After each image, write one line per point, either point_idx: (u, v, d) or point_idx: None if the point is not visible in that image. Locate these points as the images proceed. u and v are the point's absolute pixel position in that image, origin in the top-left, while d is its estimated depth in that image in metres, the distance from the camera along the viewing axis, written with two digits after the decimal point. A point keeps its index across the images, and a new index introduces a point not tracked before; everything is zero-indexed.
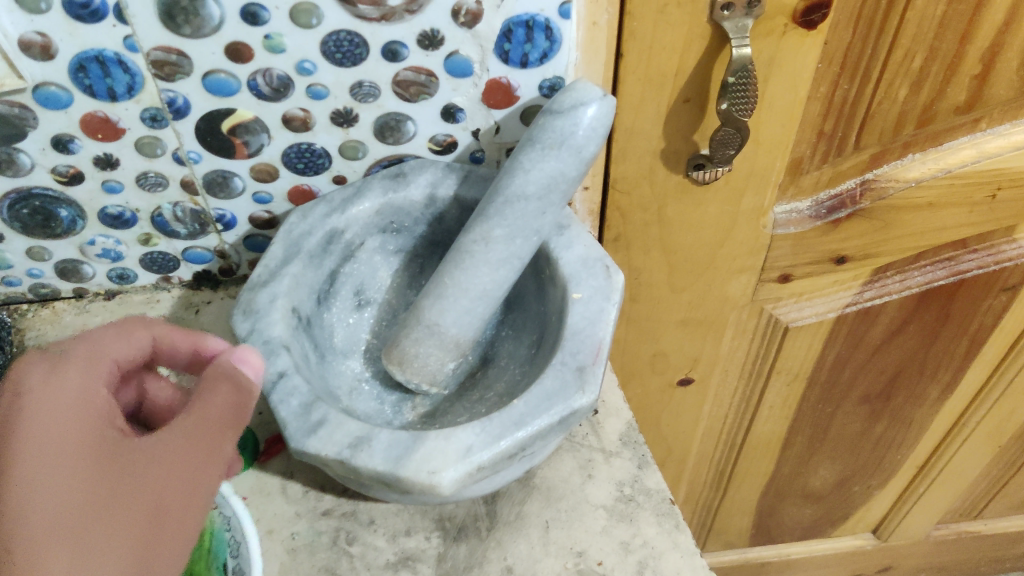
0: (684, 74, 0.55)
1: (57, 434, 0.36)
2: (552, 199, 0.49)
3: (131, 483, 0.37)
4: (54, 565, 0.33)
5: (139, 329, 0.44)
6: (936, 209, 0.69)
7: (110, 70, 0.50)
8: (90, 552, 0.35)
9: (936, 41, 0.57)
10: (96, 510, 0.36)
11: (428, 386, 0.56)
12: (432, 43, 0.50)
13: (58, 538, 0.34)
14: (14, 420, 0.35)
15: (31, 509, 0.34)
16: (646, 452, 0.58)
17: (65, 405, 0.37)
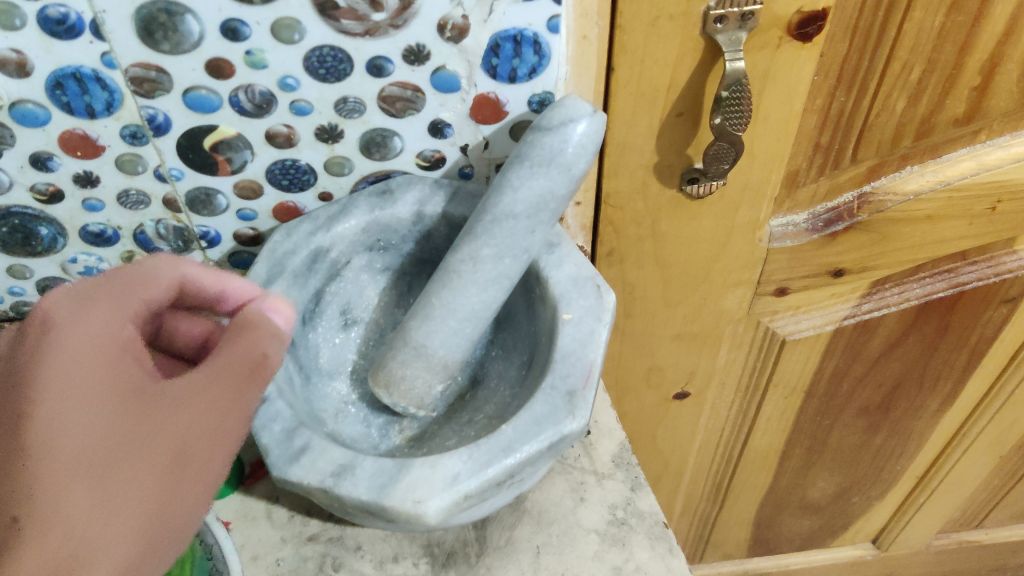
0: (677, 87, 0.53)
1: (75, 379, 0.37)
2: (541, 217, 0.48)
3: (158, 424, 0.39)
4: (76, 500, 0.35)
5: (163, 272, 0.44)
6: (935, 221, 0.68)
7: (88, 87, 0.49)
8: (110, 491, 0.37)
9: (934, 53, 0.55)
10: (116, 450, 0.38)
11: (416, 408, 0.55)
12: (418, 58, 0.49)
13: (80, 476, 0.36)
14: (49, 348, 0.38)
15: (49, 449, 0.35)
16: (640, 474, 0.57)
17: (84, 343, 0.39)
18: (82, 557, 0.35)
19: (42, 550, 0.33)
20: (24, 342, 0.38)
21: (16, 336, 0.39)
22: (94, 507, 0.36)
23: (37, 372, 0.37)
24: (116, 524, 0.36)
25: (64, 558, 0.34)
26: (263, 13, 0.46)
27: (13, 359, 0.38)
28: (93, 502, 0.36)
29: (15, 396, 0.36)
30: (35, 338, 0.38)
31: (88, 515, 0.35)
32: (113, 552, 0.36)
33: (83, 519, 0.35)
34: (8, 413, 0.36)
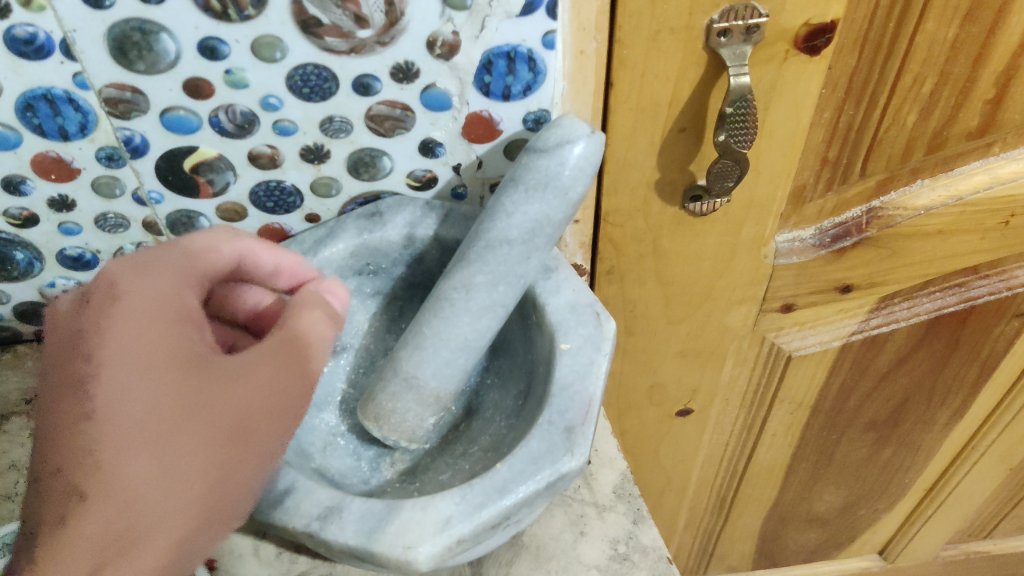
0: (679, 102, 0.51)
1: (137, 347, 0.38)
2: (536, 243, 0.46)
3: (220, 397, 0.39)
4: (135, 473, 0.36)
5: (225, 244, 0.45)
6: (946, 236, 0.65)
7: (60, 109, 0.46)
8: (169, 461, 0.37)
9: (948, 65, 0.53)
10: (178, 421, 0.38)
11: (410, 443, 0.53)
12: (407, 76, 0.47)
13: (140, 446, 0.36)
14: (113, 316, 0.38)
15: (109, 420, 0.36)
16: (642, 506, 0.55)
17: (148, 308, 0.39)
18: (133, 533, 0.36)
19: (90, 529, 0.35)
20: (88, 304, 0.39)
21: (76, 295, 0.40)
22: (154, 479, 0.36)
23: (101, 335, 0.37)
24: (174, 496, 0.37)
25: (117, 535, 0.35)
26: (243, 31, 0.43)
27: (75, 320, 0.38)
28: (153, 474, 0.36)
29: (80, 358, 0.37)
30: (102, 303, 0.38)
31: (144, 487, 0.36)
32: (168, 524, 0.37)
33: (141, 491, 0.36)
34: (71, 377, 0.37)
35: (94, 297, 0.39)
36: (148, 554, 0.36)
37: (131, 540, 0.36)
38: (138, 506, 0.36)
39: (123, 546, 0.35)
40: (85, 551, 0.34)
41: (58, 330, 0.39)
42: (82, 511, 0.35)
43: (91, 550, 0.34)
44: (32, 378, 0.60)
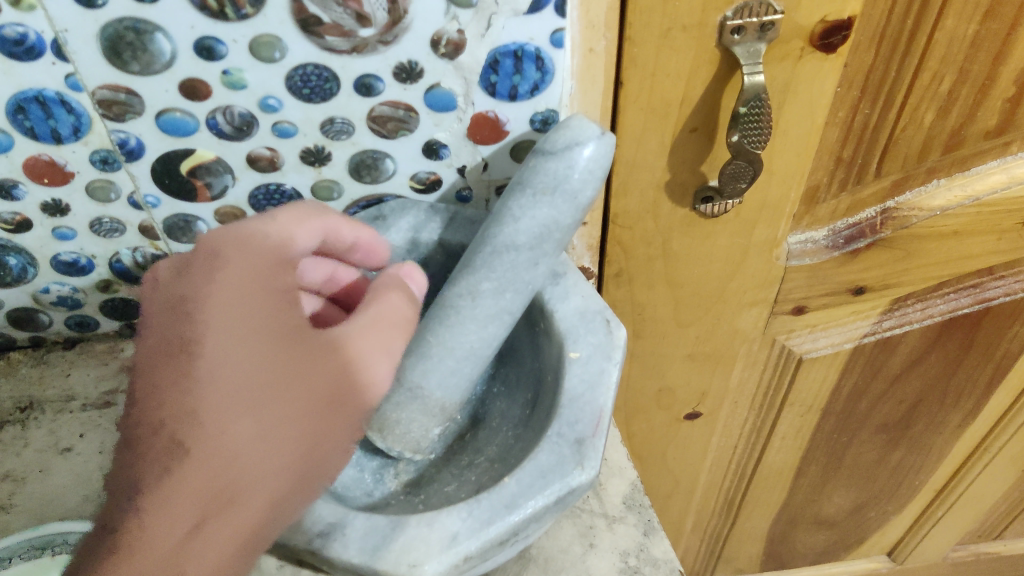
0: (690, 102, 0.49)
1: (239, 315, 0.39)
2: (544, 249, 0.44)
3: (308, 371, 0.41)
4: (236, 435, 0.37)
5: (311, 220, 0.44)
6: (962, 237, 0.64)
7: (52, 111, 0.45)
8: (265, 427, 0.39)
9: (967, 62, 0.51)
10: (270, 390, 0.39)
11: (415, 453, 0.52)
12: (410, 76, 0.45)
13: (238, 409, 0.38)
14: (216, 283, 0.39)
15: (211, 383, 0.37)
16: (653, 517, 0.53)
17: (247, 278, 0.39)
18: (233, 490, 0.37)
19: (195, 484, 0.36)
20: (192, 268, 0.39)
21: (177, 263, 0.40)
22: (250, 441, 0.38)
23: (204, 301, 0.38)
24: (266, 460, 0.39)
25: (218, 491, 0.37)
26: (240, 30, 0.42)
27: (178, 284, 0.39)
28: (250, 436, 0.38)
29: (182, 322, 0.38)
30: (204, 267, 0.39)
31: (241, 449, 0.37)
32: (259, 485, 0.38)
33: (240, 453, 0.37)
34: (173, 340, 0.38)
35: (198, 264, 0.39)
36: (242, 511, 0.38)
37: (227, 497, 0.37)
38: (236, 466, 0.37)
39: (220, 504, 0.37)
40: (190, 504, 0.36)
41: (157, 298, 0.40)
42: (187, 465, 0.36)
43: (196, 504, 0.36)
44: (27, 387, 0.59)
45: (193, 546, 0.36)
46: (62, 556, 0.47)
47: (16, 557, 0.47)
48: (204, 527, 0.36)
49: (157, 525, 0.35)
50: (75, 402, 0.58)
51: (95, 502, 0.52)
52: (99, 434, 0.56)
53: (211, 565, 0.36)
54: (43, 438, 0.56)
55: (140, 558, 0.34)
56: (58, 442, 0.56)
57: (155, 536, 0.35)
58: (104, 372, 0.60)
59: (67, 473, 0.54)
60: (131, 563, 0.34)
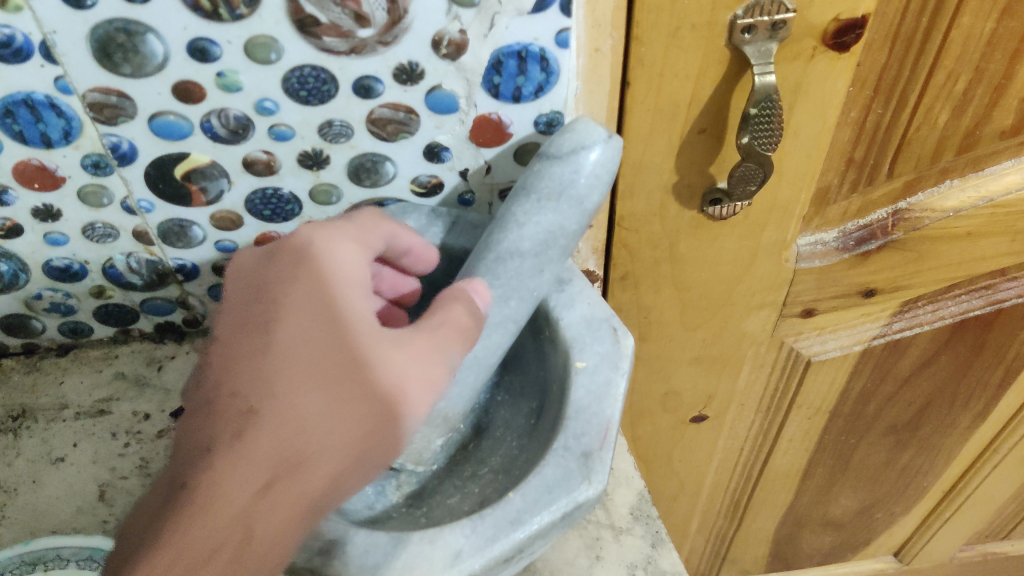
0: (699, 103, 0.48)
1: (316, 302, 0.40)
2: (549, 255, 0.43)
3: (383, 357, 0.40)
4: (306, 406, 0.38)
5: (377, 225, 0.45)
6: (975, 239, 0.63)
7: (42, 114, 0.43)
8: (337, 403, 0.38)
9: (983, 61, 0.50)
10: (345, 371, 0.39)
11: (419, 466, 0.50)
12: (411, 77, 0.44)
13: (311, 384, 0.38)
14: (297, 276, 0.41)
15: (284, 357, 0.39)
16: (661, 528, 0.52)
17: (325, 273, 0.41)
18: (303, 457, 0.37)
19: (263, 448, 0.37)
20: (279, 261, 0.42)
21: (269, 258, 0.43)
22: (321, 417, 0.38)
23: (287, 291, 0.41)
24: (337, 434, 0.38)
25: (287, 456, 0.37)
26: (234, 31, 0.40)
27: (266, 278, 0.42)
28: (322, 410, 0.38)
29: (267, 310, 0.41)
30: (288, 262, 0.42)
31: (311, 421, 0.38)
32: (328, 461, 0.38)
33: (311, 424, 0.38)
34: (259, 324, 0.40)
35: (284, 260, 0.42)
36: (310, 479, 0.37)
37: (294, 468, 0.37)
38: (303, 438, 0.37)
39: (287, 471, 0.37)
40: (257, 466, 0.36)
41: (243, 288, 0.43)
42: (256, 430, 0.37)
43: (263, 465, 0.37)
44: (19, 395, 0.58)
45: (257, 511, 0.36)
46: (54, 571, 0.46)
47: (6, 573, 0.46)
48: (270, 491, 0.36)
49: (224, 484, 0.36)
50: (68, 411, 0.57)
51: (89, 514, 0.51)
52: (93, 443, 0.55)
53: (276, 528, 0.37)
54: (36, 448, 0.55)
55: (204, 515, 0.35)
56: (51, 452, 0.55)
57: (221, 494, 0.36)
58: (98, 380, 0.59)
59: (60, 484, 0.53)
60: (198, 520, 0.35)
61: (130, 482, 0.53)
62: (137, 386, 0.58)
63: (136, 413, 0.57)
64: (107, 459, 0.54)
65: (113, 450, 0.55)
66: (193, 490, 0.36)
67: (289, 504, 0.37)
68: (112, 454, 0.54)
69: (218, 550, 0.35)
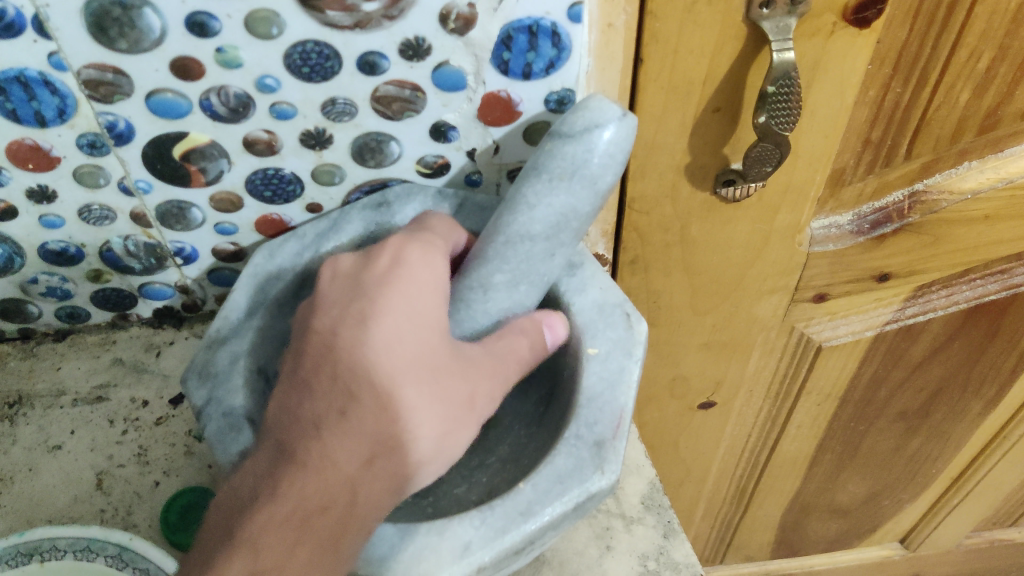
0: (714, 80, 0.46)
1: (415, 302, 0.41)
2: (560, 239, 0.42)
3: (468, 368, 0.41)
4: (405, 400, 0.39)
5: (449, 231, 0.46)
6: (992, 222, 0.61)
7: (35, 92, 0.42)
8: (430, 401, 0.39)
9: (1007, 38, 0.48)
10: (437, 371, 0.40)
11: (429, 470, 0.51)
12: (417, 53, 0.42)
13: (410, 378, 0.39)
14: (396, 277, 0.42)
15: (382, 350, 0.39)
16: (673, 518, 0.51)
17: (426, 278, 0.42)
18: (398, 443, 0.39)
19: (366, 428, 0.38)
20: (374, 258, 0.43)
21: (359, 257, 0.44)
22: (417, 408, 0.39)
23: (388, 290, 0.41)
24: (428, 429, 0.39)
25: (384, 440, 0.39)
26: (235, 5, 0.39)
27: (359, 274, 0.42)
28: (420, 405, 0.39)
29: (365, 303, 0.41)
30: (387, 266, 0.42)
31: (407, 410, 0.39)
32: (420, 450, 0.39)
33: (407, 415, 0.39)
34: (354, 315, 0.41)
35: (377, 264, 0.43)
36: (403, 463, 0.39)
37: (391, 451, 0.39)
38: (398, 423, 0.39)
39: (386, 450, 0.39)
40: (360, 443, 0.38)
41: (338, 281, 0.43)
42: (358, 412, 0.39)
43: (363, 443, 0.38)
44: (15, 380, 0.56)
45: (362, 480, 0.38)
46: (51, 562, 0.45)
47: None
48: (371, 466, 0.38)
49: (335, 451, 0.38)
50: (65, 398, 0.56)
51: (86, 503, 0.50)
52: (90, 431, 0.54)
53: (375, 500, 0.38)
54: (32, 435, 0.54)
55: (315, 477, 0.37)
56: (47, 439, 0.53)
57: (331, 461, 0.38)
58: (95, 366, 0.57)
59: (57, 473, 0.52)
60: (311, 480, 0.37)
61: (128, 470, 0.52)
62: (134, 372, 0.57)
63: (134, 400, 0.55)
64: (105, 447, 0.53)
65: (111, 438, 0.53)
66: (303, 454, 0.38)
67: (386, 480, 0.38)
68: (110, 442, 0.53)
69: (328, 509, 0.37)
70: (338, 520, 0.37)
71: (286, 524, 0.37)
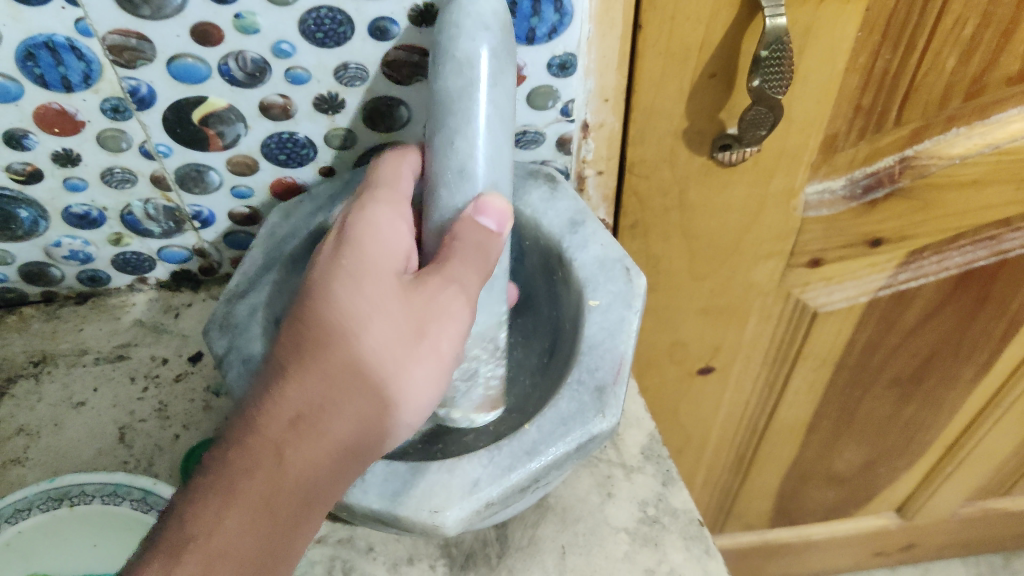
0: (710, 46, 0.48)
1: (353, 261, 0.40)
2: (450, 122, 0.41)
3: (414, 305, 0.40)
4: (334, 355, 0.38)
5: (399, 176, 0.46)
6: (980, 186, 0.63)
7: (62, 57, 0.44)
8: (363, 352, 0.38)
9: (991, 6, 0.50)
10: (373, 317, 0.39)
11: (490, 389, 0.49)
12: (426, 19, 0.44)
13: (343, 333, 0.38)
14: (343, 245, 0.42)
15: (315, 314, 0.39)
16: (671, 467, 0.53)
17: (371, 240, 0.42)
18: (332, 399, 0.37)
19: (294, 390, 0.37)
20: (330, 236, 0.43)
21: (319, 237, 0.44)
22: (348, 371, 0.38)
23: (337, 259, 0.41)
24: (364, 380, 0.38)
25: (315, 399, 0.37)
26: None
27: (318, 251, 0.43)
28: (351, 357, 0.38)
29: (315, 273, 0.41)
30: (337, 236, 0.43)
31: (338, 363, 0.37)
32: (356, 404, 0.37)
33: (338, 370, 0.37)
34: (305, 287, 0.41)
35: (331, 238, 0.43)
36: (339, 419, 0.37)
37: (324, 408, 0.37)
38: (327, 388, 0.37)
39: (316, 408, 0.37)
40: (289, 406, 0.37)
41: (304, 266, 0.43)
42: (292, 377, 0.38)
43: (293, 403, 0.37)
44: (39, 340, 0.59)
45: (288, 443, 0.36)
46: (80, 506, 0.47)
47: (32, 509, 0.47)
48: (299, 427, 0.36)
49: (262, 418, 0.37)
50: (88, 356, 0.58)
51: (110, 454, 0.53)
52: (112, 388, 0.56)
53: (308, 461, 0.36)
54: (57, 393, 0.56)
55: (242, 448, 0.36)
56: (71, 396, 0.56)
57: (257, 429, 0.37)
58: (116, 327, 0.59)
59: (81, 428, 0.54)
60: (239, 452, 0.36)
61: (148, 424, 0.54)
62: (154, 333, 0.59)
63: (154, 358, 0.58)
64: (126, 402, 0.55)
65: (132, 394, 0.56)
66: (237, 428, 0.37)
67: (318, 443, 0.36)
68: (131, 398, 0.56)
69: (253, 475, 0.36)
70: (265, 486, 0.36)
71: (214, 499, 0.36)
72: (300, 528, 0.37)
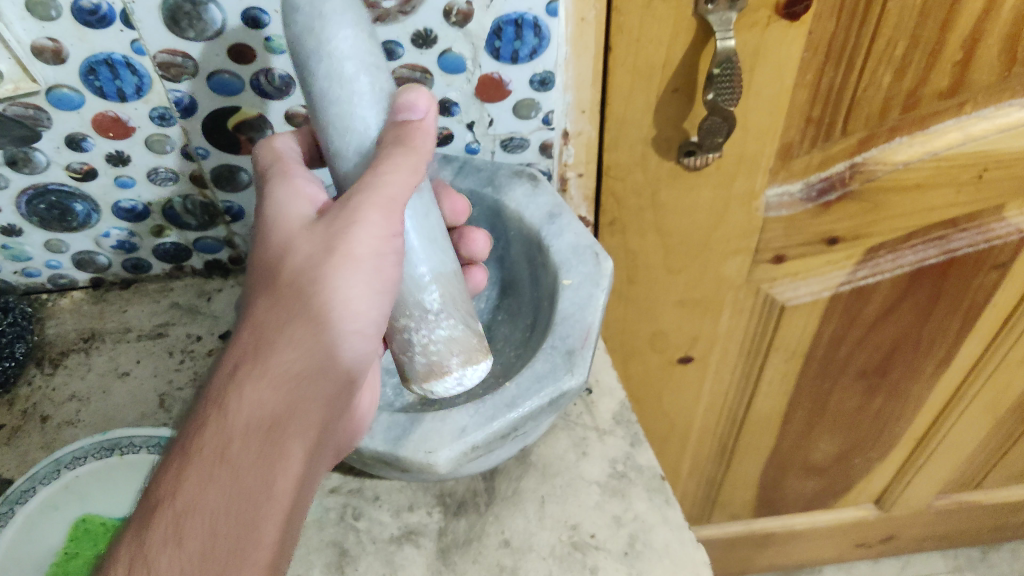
0: (671, 64, 0.56)
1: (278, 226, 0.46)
2: (326, 79, 0.43)
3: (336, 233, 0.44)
4: (260, 307, 0.44)
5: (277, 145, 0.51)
6: (923, 189, 0.71)
7: (119, 72, 0.52)
8: (287, 294, 0.44)
9: (917, 30, 0.58)
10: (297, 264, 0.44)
11: (435, 356, 0.49)
12: (425, 42, 0.54)
13: (268, 288, 0.45)
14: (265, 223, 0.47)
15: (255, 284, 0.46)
16: (638, 431, 0.61)
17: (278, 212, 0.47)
18: (265, 341, 0.43)
19: (238, 349, 0.44)
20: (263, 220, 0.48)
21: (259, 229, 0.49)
22: (275, 314, 0.43)
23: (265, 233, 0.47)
24: (293, 317, 0.43)
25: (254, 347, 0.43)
26: None
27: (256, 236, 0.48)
28: (274, 303, 0.44)
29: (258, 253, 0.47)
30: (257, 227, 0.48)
31: (267, 313, 0.44)
32: (290, 338, 0.43)
33: (267, 318, 0.44)
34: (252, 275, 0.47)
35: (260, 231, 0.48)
36: (274, 356, 0.42)
37: (261, 353, 0.43)
38: (264, 330, 0.43)
39: (255, 355, 0.43)
40: (233, 362, 0.43)
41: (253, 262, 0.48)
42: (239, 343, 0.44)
43: (234, 359, 0.43)
44: (88, 320, 0.67)
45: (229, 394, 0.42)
46: (129, 454, 0.56)
47: (88, 457, 0.56)
48: (237, 376, 0.43)
49: (214, 382, 0.43)
50: (131, 333, 0.66)
51: (151, 417, 0.61)
52: (153, 360, 0.64)
53: (249, 399, 0.42)
54: (104, 364, 0.64)
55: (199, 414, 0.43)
56: (117, 367, 0.64)
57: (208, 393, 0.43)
58: (156, 308, 0.68)
59: (125, 394, 0.62)
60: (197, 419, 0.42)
61: (185, 392, 0.62)
62: (189, 314, 0.67)
63: (189, 335, 0.66)
64: (165, 373, 0.64)
65: (170, 366, 0.64)
66: (200, 401, 0.44)
67: (256, 379, 0.42)
68: (169, 369, 0.64)
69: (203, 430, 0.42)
70: (216, 436, 0.41)
71: (180, 463, 0.41)
72: (275, 456, 0.42)
